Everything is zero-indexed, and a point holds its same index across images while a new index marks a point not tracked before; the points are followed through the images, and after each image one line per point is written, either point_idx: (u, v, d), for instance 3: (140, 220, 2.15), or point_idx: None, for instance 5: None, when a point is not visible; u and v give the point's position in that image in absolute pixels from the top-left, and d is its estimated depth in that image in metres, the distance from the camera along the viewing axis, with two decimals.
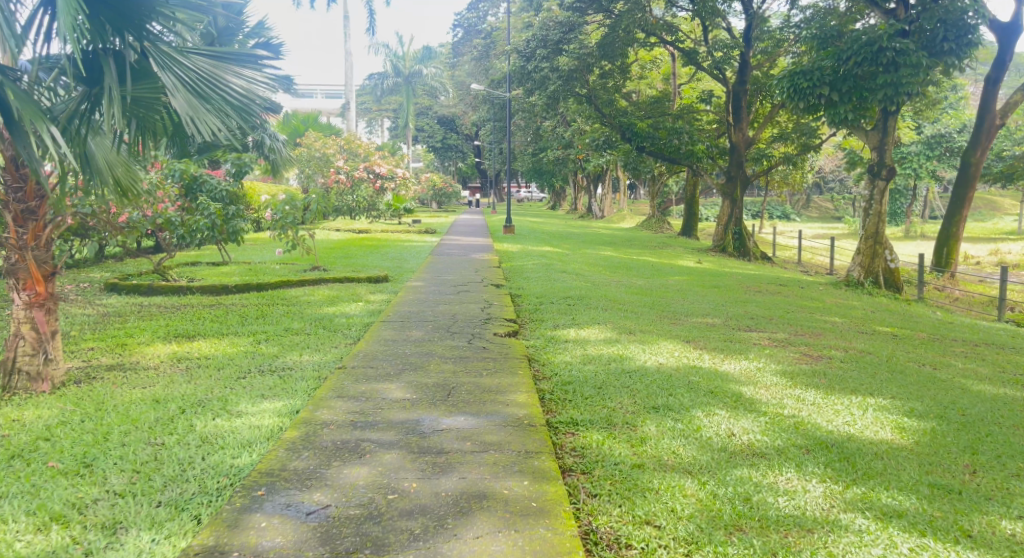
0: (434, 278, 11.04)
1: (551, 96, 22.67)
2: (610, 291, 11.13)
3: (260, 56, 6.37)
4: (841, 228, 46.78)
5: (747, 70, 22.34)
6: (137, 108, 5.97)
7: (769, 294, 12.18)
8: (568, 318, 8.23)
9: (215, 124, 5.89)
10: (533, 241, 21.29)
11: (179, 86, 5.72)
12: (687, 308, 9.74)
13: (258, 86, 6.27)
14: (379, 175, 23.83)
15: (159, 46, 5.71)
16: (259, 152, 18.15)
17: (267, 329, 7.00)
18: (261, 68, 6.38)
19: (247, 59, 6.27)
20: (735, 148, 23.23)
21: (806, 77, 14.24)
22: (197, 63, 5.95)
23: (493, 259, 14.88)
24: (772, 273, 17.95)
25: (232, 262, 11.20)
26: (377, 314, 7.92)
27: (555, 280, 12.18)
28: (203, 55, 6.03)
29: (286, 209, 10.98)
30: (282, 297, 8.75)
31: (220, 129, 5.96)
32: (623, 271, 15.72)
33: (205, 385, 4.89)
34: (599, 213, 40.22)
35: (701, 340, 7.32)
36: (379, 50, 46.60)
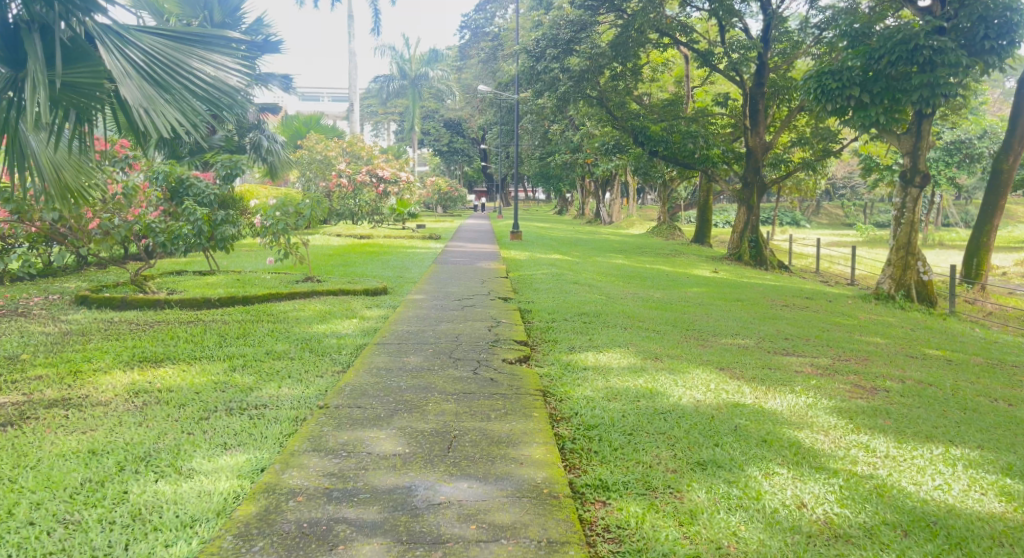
0: (438, 289, 10.26)
1: (561, 97, 21.91)
2: (628, 305, 10.34)
3: (225, 42, 6.46)
4: (854, 235, 45.89)
5: (766, 71, 21.58)
6: (75, 95, 5.93)
7: (797, 309, 11.36)
8: (585, 339, 7.41)
9: (174, 115, 5.96)
10: (542, 248, 20.47)
11: (134, 75, 5.80)
12: (714, 326, 8.93)
13: (222, 73, 6.35)
14: (382, 178, 23.09)
15: (111, 30, 5.79)
16: (256, 154, 17.38)
17: (246, 353, 6.18)
18: (226, 55, 6.47)
19: (212, 45, 6.37)
20: (751, 153, 22.42)
21: (835, 77, 13.47)
22: (157, 51, 6.02)
23: (501, 268, 14.08)
24: (793, 284, 17.10)
25: (220, 272, 10.40)
26: (372, 335, 7.10)
27: (568, 292, 11.39)
28: (164, 41, 6.11)
29: (277, 215, 10.12)
30: (268, 313, 7.95)
31: (180, 120, 6.02)
32: (637, 282, 14.91)
33: (156, 430, 4.07)
34: (607, 218, 39.37)
35: (737, 369, 6.47)
36: (385, 52, 45.83)
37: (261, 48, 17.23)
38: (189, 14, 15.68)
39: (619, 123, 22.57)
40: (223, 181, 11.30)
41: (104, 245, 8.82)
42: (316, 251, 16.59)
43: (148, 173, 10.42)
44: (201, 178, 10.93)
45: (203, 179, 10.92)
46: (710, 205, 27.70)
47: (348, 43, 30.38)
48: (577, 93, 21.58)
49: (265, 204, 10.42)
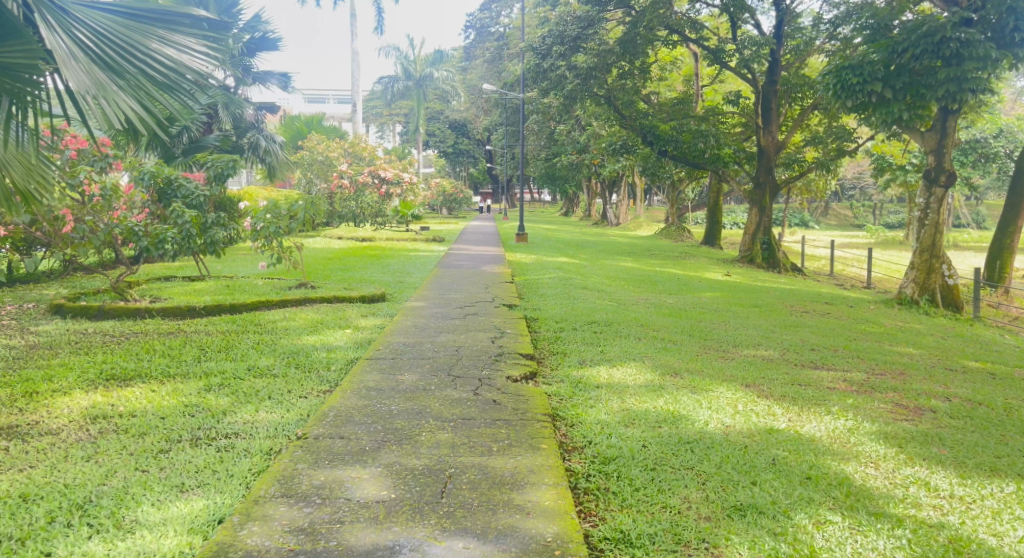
0: (440, 296, 9.71)
1: (568, 96, 21.37)
2: (640, 313, 9.77)
3: (188, 20, 6.00)
4: (865, 236, 45.25)
5: (778, 69, 21.04)
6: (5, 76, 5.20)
7: (818, 316, 10.77)
8: (597, 352, 6.84)
9: (128, 103, 5.53)
10: (548, 251, 19.89)
11: (82, 57, 5.35)
12: (734, 335, 8.36)
13: (185, 55, 5.88)
14: (385, 180, 22.59)
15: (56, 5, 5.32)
16: (253, 155, 16.84)
17: (225, 369, 5.62)
18: (190, 33, 5.99)
19: (172, 23, 5.90)
20: (763, 153, 21.84)
21: (855, 71, 12.91)
22: (111, 29, 5.56)
23: (507, 272, 13.51)
24: (809, 288, 16.51)
25: (210, 277, 9.84)
26: (365, 348, 6.54)
27: (576, 298, 10.82)
28: (119, 19, 5.64)
29: (268, 218, 9.50)
30: (256, 323, 7.39)
31: (134, 107, 5.58)
32: (647, 286, 14.35)
33: (104, 467, 3.62)
34: (614, 220, 38.77)
35: (765, 386, 5.88)
36: (389, 53, 45.28)
37: (258, 46, 16.72)
38: None
39: (627, 123, 22.02)
40: (214, 182, 10.76)
41: (83, 250, 8.33)
42: (315, 256, 16.05)
43: (134, 174, 9.90)
44: (191, 179, 10.40)
45: (192, 180, 10.38)
46: (720, 206, 27.26)
47: (351, 42, 29.90)
48: (585, 91, 21.04)
49: (257, 207, 9.86)
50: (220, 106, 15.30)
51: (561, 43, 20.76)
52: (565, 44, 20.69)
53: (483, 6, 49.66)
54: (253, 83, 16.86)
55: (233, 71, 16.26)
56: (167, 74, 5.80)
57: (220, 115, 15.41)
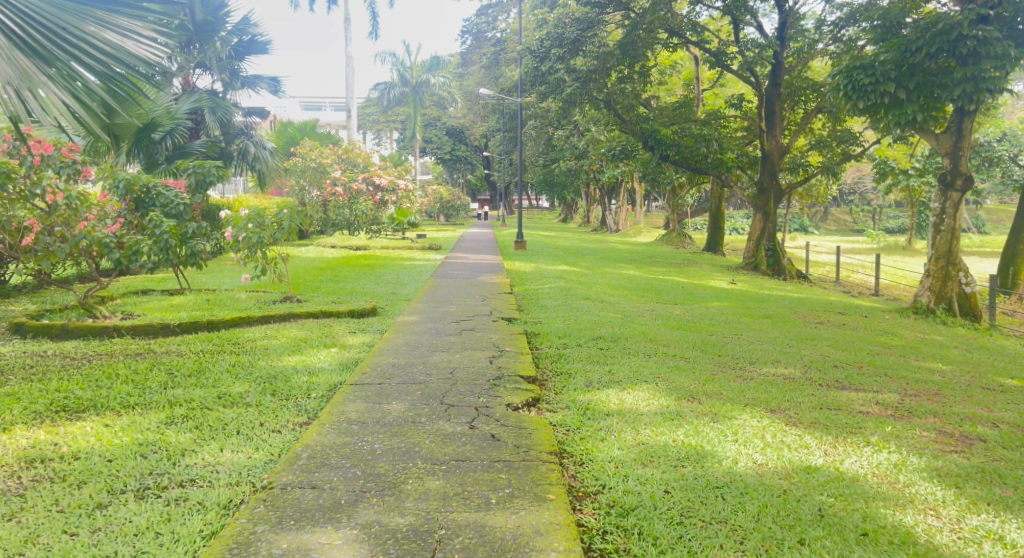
0: (435, 309, 9.16)
1: (567, 100, 20.87)
2: (646, 325, 9.20)
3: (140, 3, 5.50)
4: (866, 241, 44.76)
5: (781, 71, 20.53)
6: None
7: (832, 327, 10.23)
8: (604, 372, 6.27)
9: (62, 98, 5.07)
10: (548, 259, 19.33)
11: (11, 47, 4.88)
12: (748, 351, 7.80)
13: (133, 42, 5.39)
14: (380, 187, 22.09)
15: None
16: (242, 162, 16.24)
17: (192, 397, 5.04)
18: (142, 18, 5.50)
19: (120, 7, 5.40)
20: (767, 157, 21.33)
21: (866, 71, 12.35)
22: (49, 12, 5.06)
23: (505, 282, 12.94)
24: (818, 296, 15.98)
25: (190, 292, 9.27)
26: (351, 370, 5.98)
27: (577, 309, 10.26)
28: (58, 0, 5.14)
29: (250, 228, 8.88)
30: (234, 343, 6.80)
31: (69, 103, 5.12)
32: (652, 295, 13.79)
33: (27, 529, 3.31)
34: (614, 226, 38.22)
35: (792, 412, 5.31)
36: (385, 58, 44.72)
37: (246, 49, 16.16)
38: None
39: (627, 127, 21.54)
40: (196, 190, 10.19)
41: (46, 263, 7.72)
42: (305, 265, 15.51)
43: (108, 182, 9.39)
44: (170, 187, 9.85)
45: (172, 188, 9.83)
46: (722, 212, 26.81)
47: (345, 47, 29.35)
48: (584, 94, 20.52)
49: (239, 215, 9.28)
50: (206, 112, 14.75)
51: (559, 46, 20.26)
52: (564, 46, 20.17)
53: (479, 11, 49.16)
54: (241, 88, 16.31)
55: (220, 75, 15.70)
56: (105, 64, 5.26)
57: (207, 121, 14.87)
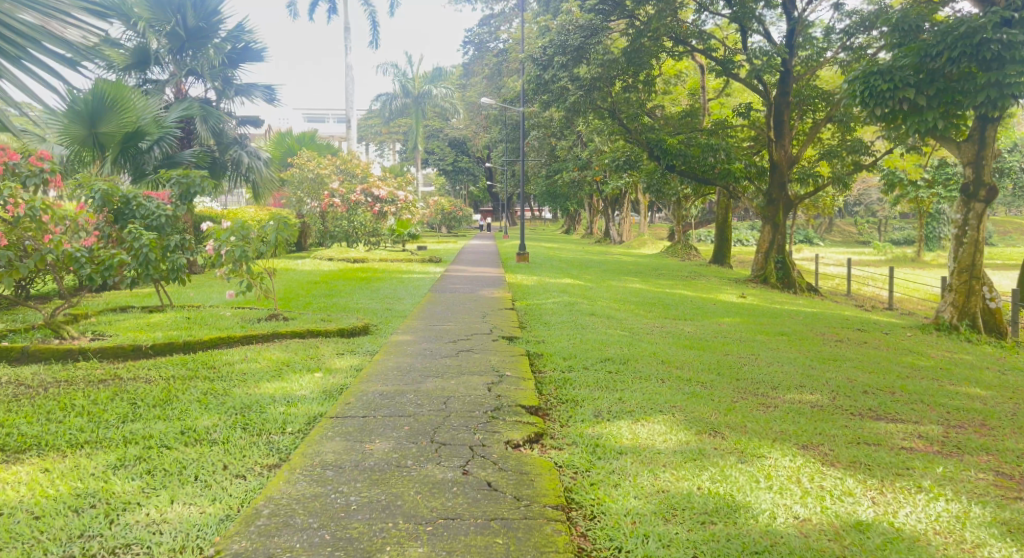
0: (430, 327, 8.60)
1: (571, 109, 20.35)
2: (656, 344, 8.63)
3: None
4: (873, 253, 44.20)
5: (790, 80, 20.01)
6: None
7: (852, 345, 9.66)
8: (613, 401, 5.69)
9: None
10: (551, 272, 18.80)
11: None
12: (768, 374, 7.23)
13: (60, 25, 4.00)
14: (379, 198, 21.45)
15: None
16: (235, 172, 15.67)
17: (153, 431, 4.49)
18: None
19: None
20: (776, 167, 20.77)
21: (884, 77, 11.77)
22: None
23: (507, 297, 12.38)
24: (833, 312, 15.42)
25: (171, 309, 8.74)
26: (335, 399, 5.41)
27: (583, 326, 9.70)
28: None
29: (232, 241, 8.32)
30: (210, 366, 6.25)
31: None
32: (659, 310, 13.23)
33: None
34: (618, 237, 37.70)
35: (827, 447, 4.75)
36: (386, 69, 44.30)
37: (240, 56, 15.61)
38: (160, 20, 14.10)
39: (633, 136, 21.02)
40: (179, 201, 9.64)
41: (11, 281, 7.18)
42: (300, 279, 14.97)
43: (84, 192, 8.84)
44: (152, 197, 9.32)
45: (153, 199, 9.29)
46: (729, 224, 26.26)
47: (345, 57, 28.86)
48: (588, 103, 20.01)
49: (222, 227, 8.71)
50: (198, 121, 14.21)
51: (562, 53, 19.76)
52: (567, 54, 19.67)
53: (481, 21, 48.74)
54: (236, 97, 15.75)
55: (213, 83, 15.15)
56: (23, 49, 3.91)
57: (198, 130, 14.32)
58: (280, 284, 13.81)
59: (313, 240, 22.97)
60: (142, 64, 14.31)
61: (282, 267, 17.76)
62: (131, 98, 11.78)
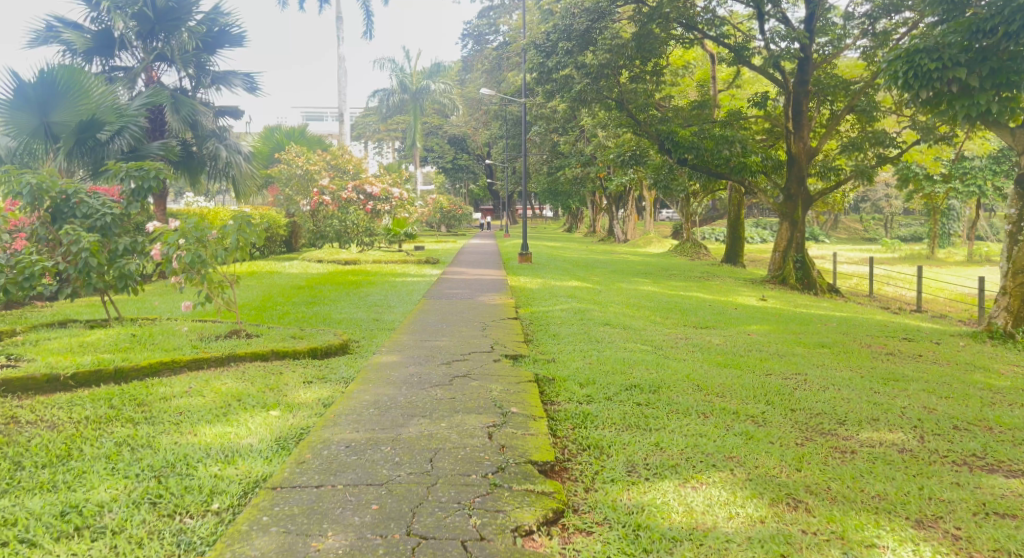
0: (418, 344, 7.30)
1: (576, 99, 19.08)
2: (683, 361, 7.37)
3: None
4: (881, 249, 42.94)
5: (809, 67, 18.70)
6: None
7: (905, 359, 8.40)
8: (649, 449, 4.45)
9: None
10: (556, 273, 17.57)
11: None
12: (827, 400, 5.99)
13: None
14: (372, 196, 20.10)
15: None
16: (213, 167, 14.32)
17: (20, 513, 3.46)
18: None
19: None
20: (793, 161, 19.54)
21: (931, 55, 10.25)
22: None
23: (508, 303, 11.14)
24: (863, 315, 14.21)
25: (116, 326, 7.48)
26: (285, 453, 4.16)
27: (595, 340, 8.44)
28: None
29: (181, 244, 6.97)
30: (139, 403, 4.97)
31: None
32: (677, 317, 11.96)
33: None
34: (622, 235, 36.46)
35: (953, 528, 3.61)
36: (383, 64, 43.00)
37: (216, 41, 14.40)
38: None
39: (641, 129, 19.75)
40: (131, 198, 8.35)
41: None
42: (283, 284, 13.75)
43: (13, 188, 7.61)
44: (98, 193, 8.08)
45: (97, 196, 8.06)
46: (742, 221, 25.01)
47: (338, 48, 27.49)
48: (595, 92, 18.74)
49: (170, 226, 7.35)
50: (167, 110, 12.92)
51: (567, 39, 18.51)
52: (573, 39, 18.41)
53: (480, 13, 47.44)
54: (212, 85, 14.53)
55: (186, 70, 13.92)
56: None
57: (169, 120, 13.04)
58: (260, 289, 12.60)
59: (303, 240, 21.68)
60: (110, 49, 13.39)
61: (266, 270, 16.54)
62: (90, 85, 10.74)
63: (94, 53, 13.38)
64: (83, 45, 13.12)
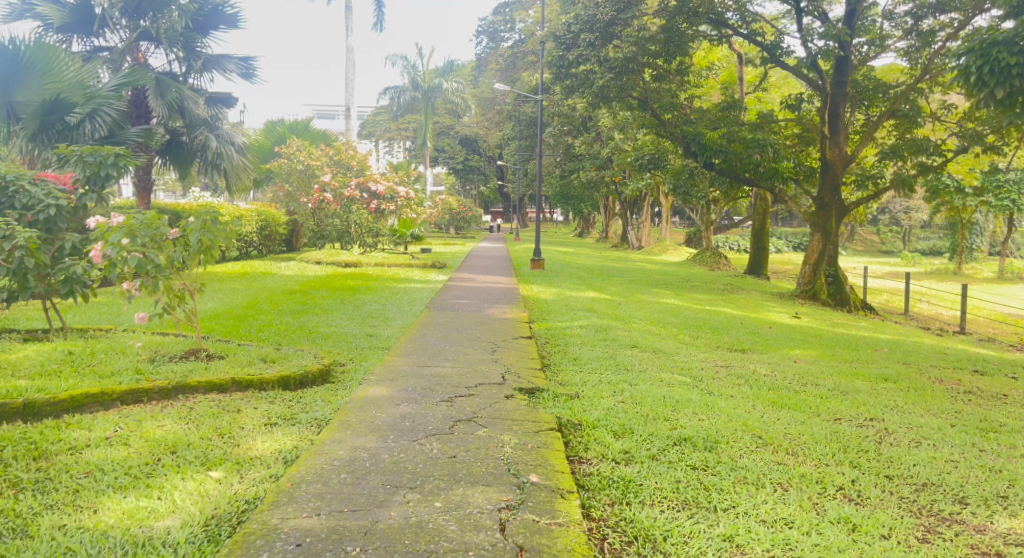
0: (417, 370, 6.08)
1: (597, 96, 17.83)
2: (732, 401, 6.15)
3: None
4: (901, 262, 41.65)
5: (848, 67, 17.45)
6: None
7: (990, 402, 7.11)
8: (722, 548, 3.53)
9: None
10: (571, 282, 16.43)
11: None
12: (927, 463, 4.77)
13: None
14: (376, 195, 18.88)
15: None
16: (203, 157, 13.06)
17: None
18: None
19: None
20: (828, 168, 18.32)
21: (1014, 48, 8.07)
22: None
23: (521, 317, 9.95)
24: (909, 340, 13.00)
25: (53, 339, 6.24)
26: (207, 549, 3.30)
27: (621, 369, 7.18)
28: None
29: (123, 244, 5.62)
30: (37, 463, 3.81)
31: None
32: (708, 338, 10.76)
33: None
34: (636, 242, 35.19)
35: None
36: (395, 60, 41.80)
37: (208, 21, 13.16)
38: None
39: (666, 130, 18.47)
40: (85, 186, 7.12)
41: None
42: (276, 288, 12.62)
43: None
44: (44, 180, 6.85)
45: (42, 183, 6.83)
46: (766, 231, 23.76)
47: (346, 39, 26.30)
48: (617, 89, 17.50)
49: (110, 219, 5.95)
50: (151, 94, 11.66)
51: (590, 30, 17.39)
52: (596, 31, 17.29)
53: (496, 10, 46.27)
54: (203, 69, 13.24)
55: (173, 51, 12.64)
56: None
57: (153, 105, 11.77)
58: (247, 294, 11.44)
59: (304, 240, 20.55)
60: (90, 25, 12.14)
61: (261, 271, 15.42)
62: (62, 62, 9.48)
63: (73, 29, 12.15)
64: (60, 19, 11.90)
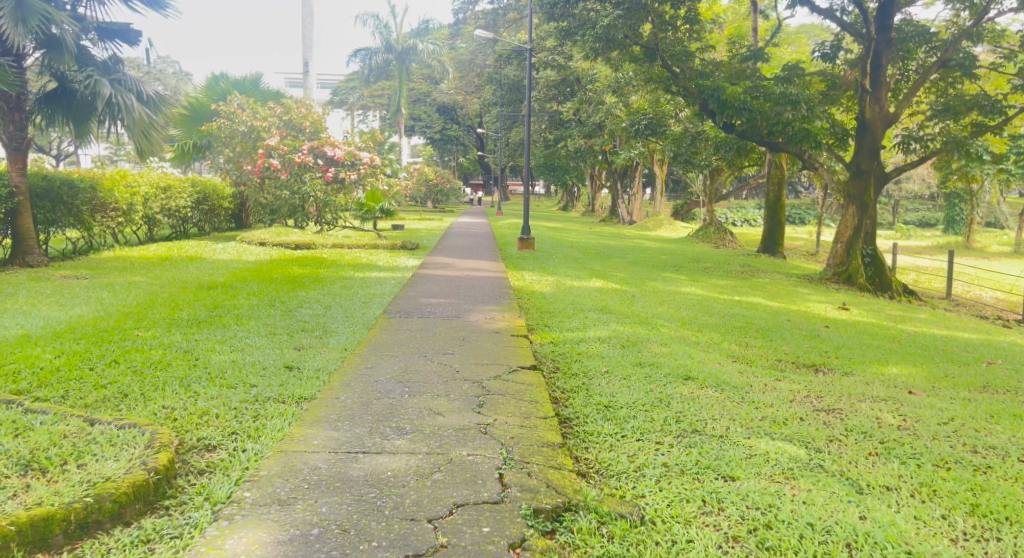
0: (338, 474, 3.36)
1: (600, 40, 14.94)
2: (910, 516, 3.48)
3: None
4: (896, 235, 39.38)
5: (894, 8, 14.93)
6: None
7: None
8: None
9: None
10: (567, 266, 13.69)
11: None
12: None
13: None
14: (334, 160, 15.69)
15: None
16: (100, 110, 10.10)
17: None
18: None
19: None
20: (866, 129, 15.59)
21: None
22: None
23: (515, 325, 7.08)
24: (990, 338, 10.39)
25: None
26: None
27: (688, 435, 4.41)
28: None
29: None
30: None
31: None
32: (764, 349, 8.00)
33: None
34: (627, 216, 32.33)
35: None
36: (367, 21, 38.64)
37: None
38: None
39: (679, 84, 15.38)
40: None
41: None
42: (192, 279, 9.71)
43: None
44: None
45: None
46: (781, 204, 20.98)
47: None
48: (625, 31, 14.67)
49: None
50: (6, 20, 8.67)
51: None
52: None
53: None
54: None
55: None
56: None
57: (11, 37, 8.79)
58: (146, 290, 8.55)
59: (253, 216, 17.60)
60: None
61: (189, 255, 12.43)
62: None
63: None
64: None
